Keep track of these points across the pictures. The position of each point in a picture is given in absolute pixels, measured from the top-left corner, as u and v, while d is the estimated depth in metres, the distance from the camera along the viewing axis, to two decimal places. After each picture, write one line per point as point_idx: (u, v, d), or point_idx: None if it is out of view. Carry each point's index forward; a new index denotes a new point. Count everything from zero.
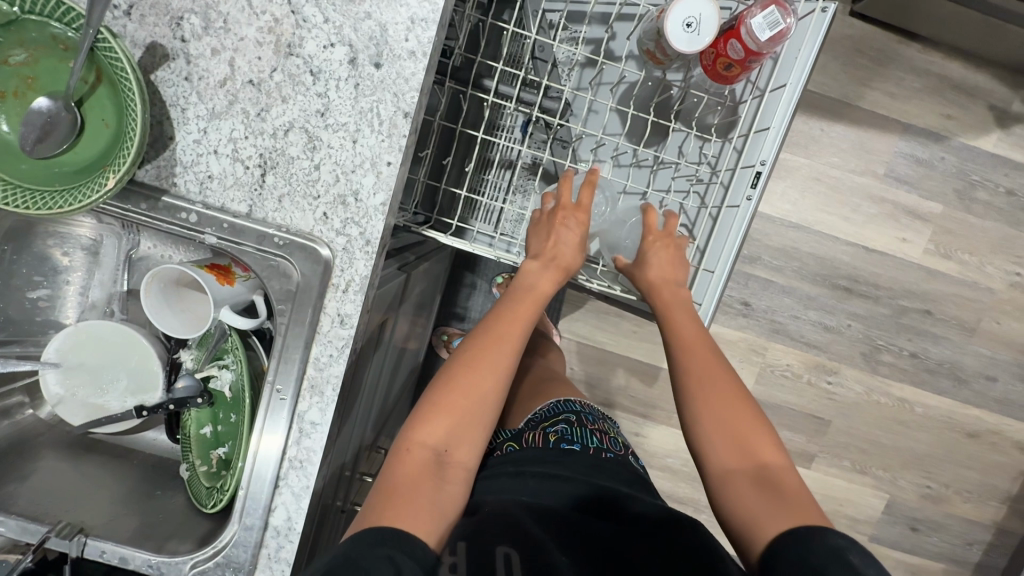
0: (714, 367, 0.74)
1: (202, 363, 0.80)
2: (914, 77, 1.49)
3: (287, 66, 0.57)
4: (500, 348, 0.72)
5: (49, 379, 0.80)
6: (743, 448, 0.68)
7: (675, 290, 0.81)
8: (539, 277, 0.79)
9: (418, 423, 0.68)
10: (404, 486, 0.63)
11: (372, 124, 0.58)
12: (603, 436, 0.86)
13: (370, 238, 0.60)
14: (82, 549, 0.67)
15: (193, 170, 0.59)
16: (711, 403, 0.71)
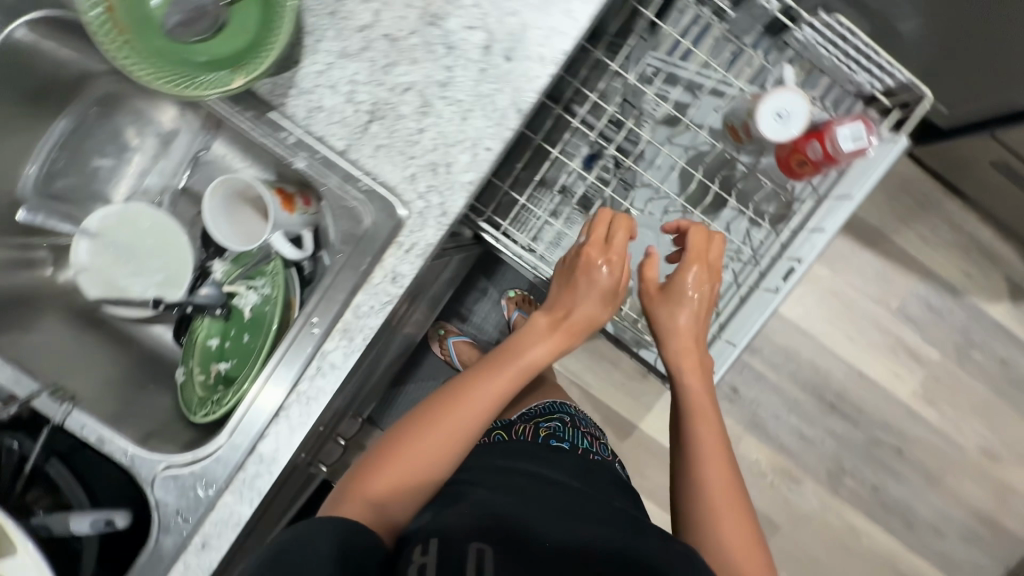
0: (711, 435, 0.77)
1: (234, 278, 0.80)
2: (947, 229, 1.57)
3: (426, 33, 0.61)
4: (478, 391, 0.74)
5: (78, 248, 0.80)
6: (720, 516, 0.70)
7: (693, 355, 0.81)
8: (536, 347, 0.79)
9: (405, 432, 0.73)
10: (377, 487, 0.68)
11: (485, 109, 0.61)
12: (593, 440, 0.94)
13: (447, 211, 0.62)
14: (65, 419, 0.67)
15: (306, 96, 0.61)
16: (699, 459, 0.75)
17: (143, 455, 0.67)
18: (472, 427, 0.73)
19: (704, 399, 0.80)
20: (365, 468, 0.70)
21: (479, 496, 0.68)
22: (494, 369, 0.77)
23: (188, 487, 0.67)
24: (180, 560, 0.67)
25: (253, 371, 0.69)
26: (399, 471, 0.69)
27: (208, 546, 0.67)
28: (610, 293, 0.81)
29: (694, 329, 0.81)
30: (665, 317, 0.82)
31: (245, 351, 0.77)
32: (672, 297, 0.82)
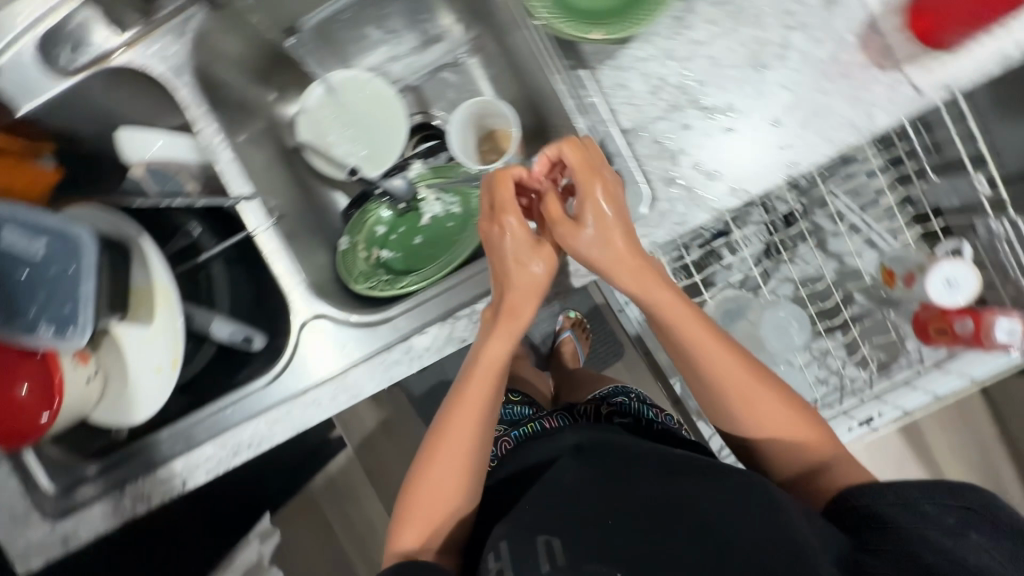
0: (738, 365, 0.58)
1: (428, 184, 0.83)
2: None
3: (746, 72, 0.66)
4: (462, 416, 0.61)
5: (312, 94, 0.85)
6: (794, 454, 0.58)
7: (681, 313, 0.58)
8: (495, 341, 0.61)
9: (423, 465, 0.62)
10: (428, 530, 0.60)
11: (761, 158, 0.66)
12: (658, 411, 0.84)
13: (684, 224, 0.66)
14: (262, 228, 0.69)
15: (618, 73, 0.67)
16: (764, 416, 0.58)
17: (308, 295, 0.71)
18: (479, 433, 0.61)
19: (667, 308, 0.58)
20: (399, 513, 0.61)
21: (541, 486, 0.60)
22: (472, 373, 0.61)
23: (334, 344, 0.70)
24: (288, 404, 0.70)
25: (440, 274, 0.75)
26: (438, 505, 0.60)
27: (318, 402, 0.70)
28: (540, 243, 0.60)
29: (618, 217, 0.58)
30: (593, 236, 0.57)
31: (419, 257, 0.82)
32: (638, 256, 0.58)
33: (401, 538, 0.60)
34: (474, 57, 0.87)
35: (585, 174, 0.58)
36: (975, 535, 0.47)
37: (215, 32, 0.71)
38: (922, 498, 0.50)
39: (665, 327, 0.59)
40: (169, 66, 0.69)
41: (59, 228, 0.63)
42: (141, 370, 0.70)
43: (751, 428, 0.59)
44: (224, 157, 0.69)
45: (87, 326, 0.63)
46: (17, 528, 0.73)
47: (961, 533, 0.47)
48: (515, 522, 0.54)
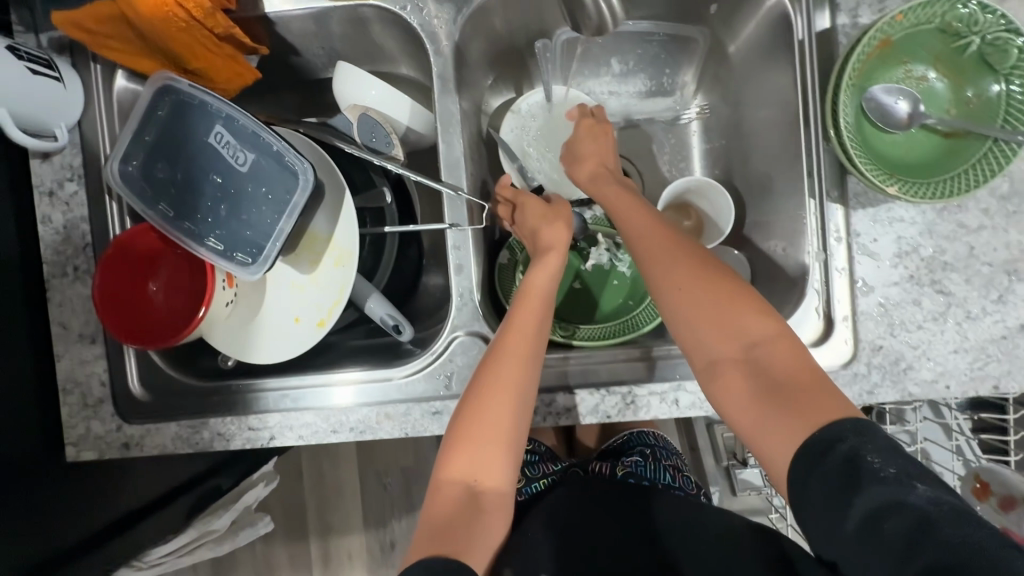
0: (727, 296, 0.54)
1: (604, 233, 0.80)
2: None
3: (996, 274, 0.63)
4: (519, 355, 0.59)
5: (527, 101, 0.80)
6: (768, 383, 0.51)
7: (740, 318, 0.54)
8: (541, 273, 0.65)
9: (466, 396, 0.59)
10: (477, 459, 0.57)
11: (973, 361, 0.63)
12: (676, 473, 0.86)
13: (874, 394, 0.64)
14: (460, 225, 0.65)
15: (876, 222, 0.63)
16: (735, 335, 0.54)
17: (472, 306, 0.66)
18: (530, 354, 0.59)
19: (660, 240, 0.59)
20: (449, 443, 0.58)
21: (562, 490, 0.76)
22: (524, 302, 0.62)
23: None
24: (408, 406, 0.66)
25: (607, 337, 0.71)
26: (491, 435, 0.57)
27: (439, 416, 0.65)
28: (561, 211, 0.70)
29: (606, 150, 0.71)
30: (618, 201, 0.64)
31: (573, 304, 0.78)
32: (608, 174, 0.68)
33: (450, 466, 0.57)
34: (698, 120, 0.82)
35: (598, 137, 0.72)
36: (920, 487, 0.42)
37: (485, 12, 0.67)
38: (871, 442, 0.45)
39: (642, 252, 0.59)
40: (432, 32, 0.65)
41: (279, 152, 0.60)
42: (277, 314, 0.66)
43: (723, 402, 0.54)
44: (451, 142, 0.65)
45: (270, 261, 0.59)
46: (81, 415, 0.68)
47: (877, 445, 0.44)
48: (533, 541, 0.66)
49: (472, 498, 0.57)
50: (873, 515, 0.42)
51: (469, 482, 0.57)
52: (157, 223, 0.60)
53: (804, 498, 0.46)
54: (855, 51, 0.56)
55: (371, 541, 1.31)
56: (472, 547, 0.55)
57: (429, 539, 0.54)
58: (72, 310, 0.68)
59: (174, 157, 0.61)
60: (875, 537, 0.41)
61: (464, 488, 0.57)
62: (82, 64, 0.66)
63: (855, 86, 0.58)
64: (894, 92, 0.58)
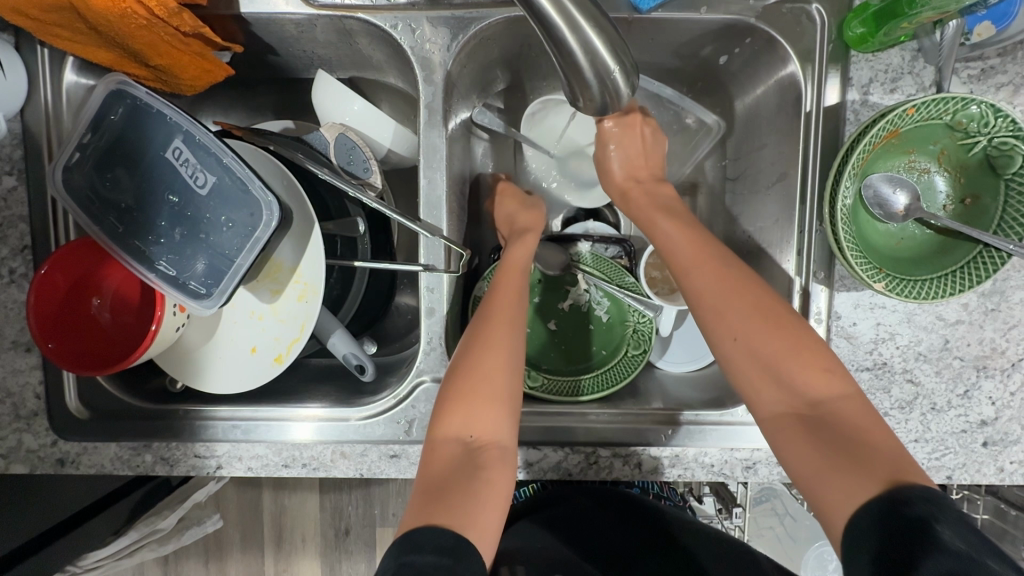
0: (784, 343, 0.52)
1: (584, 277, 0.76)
2: None
3: (965, 368, 0.63)
4: (506, 312, 0.61)
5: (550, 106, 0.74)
6: (830, 439, 0.48)
7: (805, 368, 0.51)
8: (519, 246, 0.67)
9: (464, 357, 0.58)
10: (474, 418, 0.54)
11: (930, 450, 0.64)
12: (664, 485, 0.89)
13: None
14: (434, 267, 0.62)
15: (858, 305, 0.62)
16: (789, 385, 0.52)
17: (440, 352, 0.64)
18: (516, 322, 0.60)
19: (714, 275, 0.56)
20: (445, 402, 0.56)
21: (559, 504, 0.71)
22: (505, 279, 0.64)
23: None
24: (365, 447, 0.63)
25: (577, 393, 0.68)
26: (484, 392, 0.55)
27: (396, 459, 0.63)
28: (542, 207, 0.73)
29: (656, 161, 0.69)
30: (668, 226, 0.62)
31: (546, 346, 0.76)
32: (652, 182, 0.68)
33: (445, 424, 0.55)
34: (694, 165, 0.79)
35: (638, 137, 0.68)
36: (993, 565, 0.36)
37: (482, 40, 0.62)
38: (945, 514, 0.40)
39: (695, 286, 0.57)
40: (422, 57, 0.60)
41: (243, 179, 0.54)
42: (232, 344, 0.62)
43: (787, 460, 0.50)
44: (432, 177, 0.62)
45: (226, 294, 0.55)
46: (12, 427, 0.64)
47: (951, 515, 0.39)
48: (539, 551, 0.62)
49: (468, 457, 0.53)
50: None
51: (464, 441, 0.54)
52: (102, 240, 0.55)
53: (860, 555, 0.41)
54: (862, 142, 0.54)
55: (325, 525, 1.27)
56: (471, 514, 0.49)
57: (423, 503, 0.50)
58: (6, 315, 0.62)
59: (126, 170, 0.56)
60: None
61: (460, 444, 0.54)
62: (28, 48, 0.60)
63: (857, 174, 0.57)
64: (892, 184, 0.57)
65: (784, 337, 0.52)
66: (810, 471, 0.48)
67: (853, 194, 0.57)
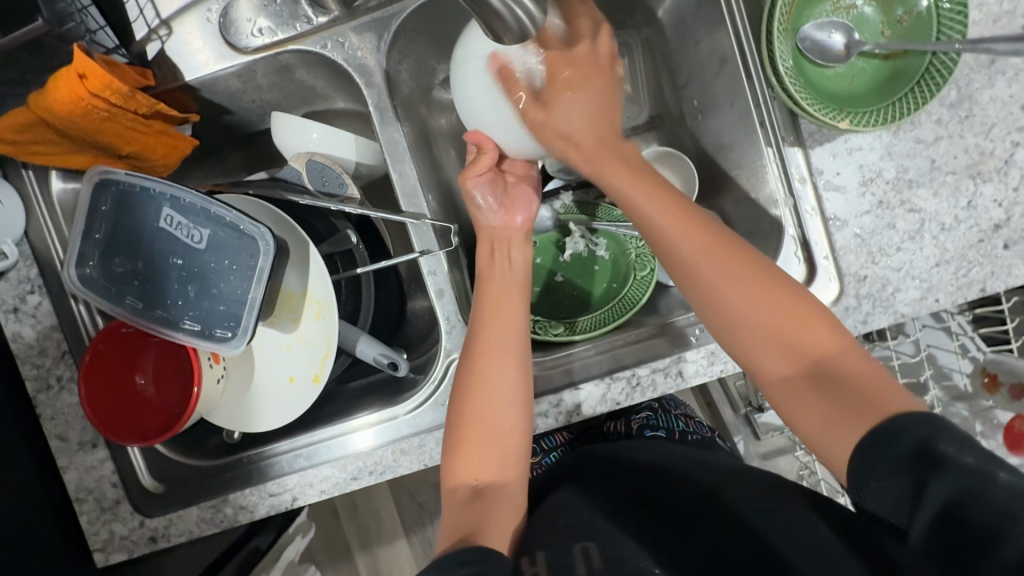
0: (778, 308, 0.52)
1: (576, 222, 0.79)
2: None
3: (962, 181, 0.63)
4: (496, 330, 0.61)
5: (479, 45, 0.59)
6: (838, 390, 0.48)
7: (803, 328, 0.51)
8: (496, 260, 0.65)
9: (460, 388, 0.60)
10: (477, 460, 0.57)
11: (958, 270, 0.64)
12: (688, 420, 0.87)
13: (867, 324, 0.64)
14: (428, 252, 0.65)
15: (833, 158, 0.64)
16: (790, 349, 0.51)
17: (460, 327, 0.66)
18: (513, 341, 0.60)
19: (659, 204, 0.56)
20: (450, 449, 0.59)
21: (585, 476, 0.65)
22: (488, 294, 0.63)
23: None
24: (421, 438, 0.65)
25: (604, 324, 0.70)
26: (484, 431, 0.58)
27: None
28: (510, 204, 0.67)
29: (601, 65, 0.59)
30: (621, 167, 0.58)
31: (561, 297, 0.78)
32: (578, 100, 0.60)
33: (454, 469, 0.58)
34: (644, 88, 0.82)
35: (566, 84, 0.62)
36: (1002, 474, 0.38)
37: (407, 33, 0.66)
38: (944, 431, 0.41)
39: (668, 245, 0.55)
40: (357, 64, 0.64)
41: (234, 222, 0.58)
42: (272, 379, 0.65)
43: (797, 420, 0.51)
44: (402, 171, 0.65)
45: (248, 333, 0.58)
46: (101, 521, 0.67)
47: (951, 437, 0.41)
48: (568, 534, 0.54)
49: (478, 500, 0.56)
50: (947, 506, 0.39)
51: (473, 480, 0.57)
52: (128, 318, 0.59)
53: (874, 486, 0.43)
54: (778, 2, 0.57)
55: (420, 559, 1.28)
56: (490, 535, 0.53)
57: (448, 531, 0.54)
58: (66, 420, 0.66)
59: (131, 250, 0.61)
60: (955, 536, 0.39)
61: (472, 486, 0.57)
62: (15, 174, 0.65)
63: (787, 31, 0.59)
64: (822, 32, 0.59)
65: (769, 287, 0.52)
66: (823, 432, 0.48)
67: (792, 51, 0.60)
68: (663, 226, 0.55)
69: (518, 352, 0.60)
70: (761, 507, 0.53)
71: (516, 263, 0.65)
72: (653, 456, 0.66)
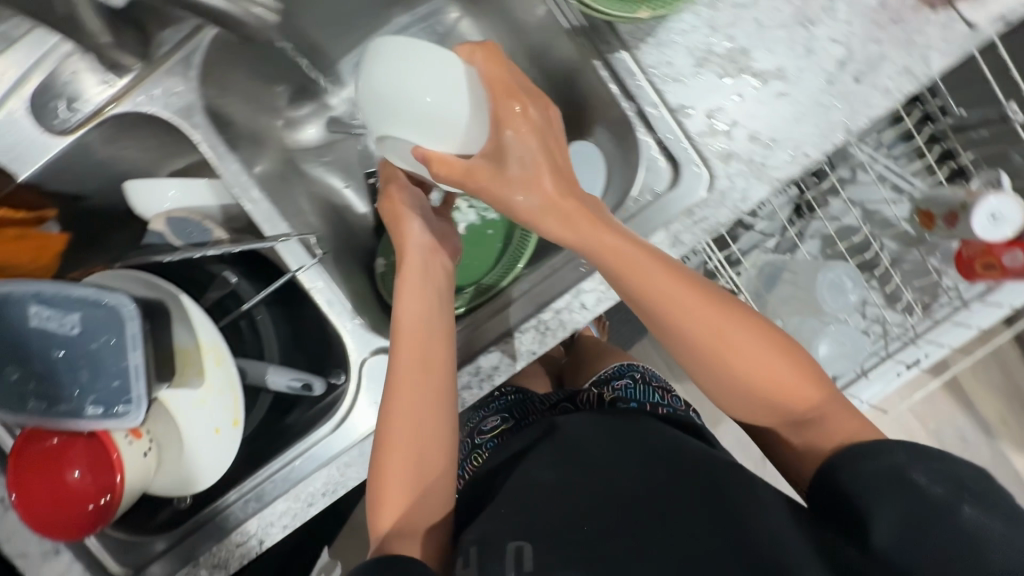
0: (760, 349, 0.54)
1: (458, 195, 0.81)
2: (1006, 368, 1.51)
3: (793, 31, 0.63)
4: (422, 380, 0.59)
5: (458, 86, 0.53)
6: (813, 436, 0.55)
7: (775, 365, 0.54)
8: (407, 299, 0.62)
9: (382, 432, 0.59)
10: (397, 496, 0.57)
11: (817, 118, 0.63)
12: (665, 393, 0.79)
13: (747, 198, 0.64)
14: (303, 269, 0.65)
15: (660, 50, 0.63)
16: (771, 397, 0.54)
17: (362, 328, 0.66)
18: (438, 390, 0.60)
19: (602, 241, 0.53)
20: (372, 487, 0.59)
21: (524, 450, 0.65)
22: (411, 349, 0.60)
23: None
24: (358, 446, 0.66)
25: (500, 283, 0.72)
26: (408, 469, 0.58)
27: None
28: (440, 239, 0.68)
29: (516, 83, 0.53)
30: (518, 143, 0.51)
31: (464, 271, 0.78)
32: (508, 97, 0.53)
33: (381, 507, 0.58)
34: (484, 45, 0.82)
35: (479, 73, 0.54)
36: (966, 509, 0.46)
37: (219, 64, 0.66)
38: (914, 460, 0.49)
39: (638, 287, 0.54)
40: (177, 109, 0.64)
41: (94, 297, 0.57)
42: (197, 435, 0.66)
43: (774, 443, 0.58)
44: (255, 199, 0.64)
45: (144, 400, 0.59)
46: None
47: (925, 465, 0.48)
48: (512, 520, 0.55)
49: (399, 534, 0.57)
50: (915, 522, 0.46)
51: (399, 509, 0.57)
52: (34, 420, 0.60)
53: (844, 491, 0.50)
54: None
55: None
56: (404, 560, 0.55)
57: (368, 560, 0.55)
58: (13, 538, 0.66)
59: (16, 357, 0.61)
60: (923, 540, 0.46)
61: (396, 529, 0.57)
62: None
63: None
64: None
65: (749, 336, 0.54)
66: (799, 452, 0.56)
67: None
68: (632, 256, 0.53)
69: (441, 403, 0.59)
70: (722, 477, 0.57)
71: (435, 306, 0.62)
72: (603, 420, 0.66)
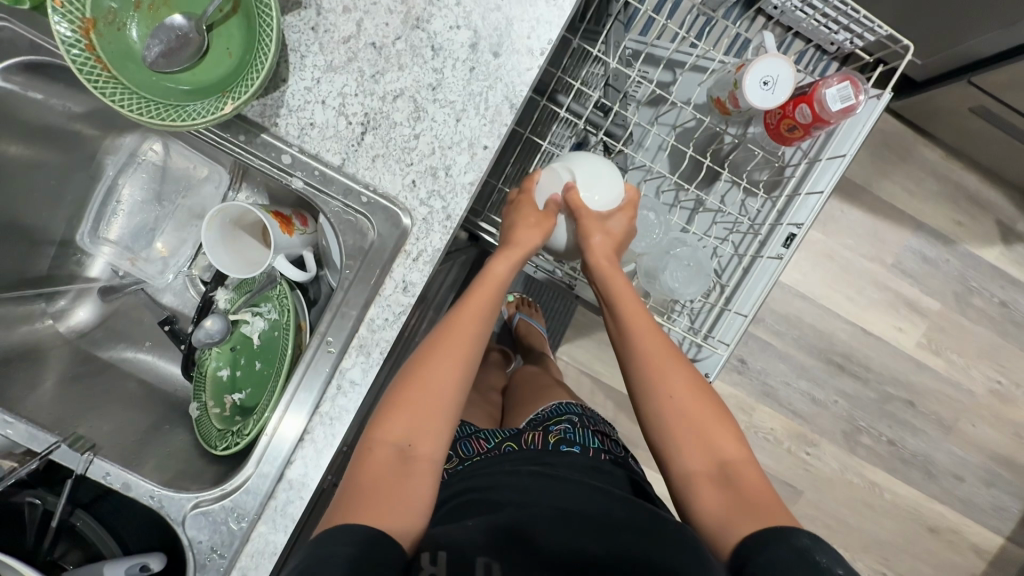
0: (690, 385, 0.68)
1: (238, 307, 0.80)
2: (932, 179, 1.41)
3: (411, 37, 0.60)
4: (466, 319, 0.68)
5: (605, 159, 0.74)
6: (729, 479, 0.62)
7: (698, 391, 0.68)
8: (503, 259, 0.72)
9: (413, 367, 0.66)
10: (405, 423, 0.62)
11: (478, 108, 0.61)
12: (604, 438, 0.84)
13: (451, 214, 0.62)
14: (87, 468, 0.64)
15: (297, 114, 0.60)
16: (706, 439, 0.65)
17: (168, 494, 0.65)
18: (479, 341, 0.68)
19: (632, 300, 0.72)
20: (386, 409, 0.63)
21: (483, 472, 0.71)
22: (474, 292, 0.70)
23: (221, 522, 0.64)
24: None
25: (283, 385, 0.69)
26: (421, 407, 0.63)
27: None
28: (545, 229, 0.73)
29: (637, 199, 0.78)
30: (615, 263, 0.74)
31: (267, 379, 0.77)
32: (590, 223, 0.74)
33: (383, 431, 0.62)
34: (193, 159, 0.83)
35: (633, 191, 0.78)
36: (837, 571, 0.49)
37: None
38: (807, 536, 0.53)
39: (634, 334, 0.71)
40: None
41: None
42: None
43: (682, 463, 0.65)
44: (9, 427, 0.64)
45: None
46: None
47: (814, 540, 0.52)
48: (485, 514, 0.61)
49: (400, 458, 0.61)
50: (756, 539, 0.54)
51: (399, 445, 0.61)
52: None
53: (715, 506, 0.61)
54: (69, 52, 0.54)
55: None
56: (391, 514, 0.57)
57: (347, 505, 0.57)
58: None
59: None
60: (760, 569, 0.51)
61: (395, 453, 0.61)
62: None
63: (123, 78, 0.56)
64: (154, 36, 0.56)
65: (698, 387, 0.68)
66: (689, 471, 0.64)
67: (150, 82, 0.57)
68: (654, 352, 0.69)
69: (472, 364, 0.67)
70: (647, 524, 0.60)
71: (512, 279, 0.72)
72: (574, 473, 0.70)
